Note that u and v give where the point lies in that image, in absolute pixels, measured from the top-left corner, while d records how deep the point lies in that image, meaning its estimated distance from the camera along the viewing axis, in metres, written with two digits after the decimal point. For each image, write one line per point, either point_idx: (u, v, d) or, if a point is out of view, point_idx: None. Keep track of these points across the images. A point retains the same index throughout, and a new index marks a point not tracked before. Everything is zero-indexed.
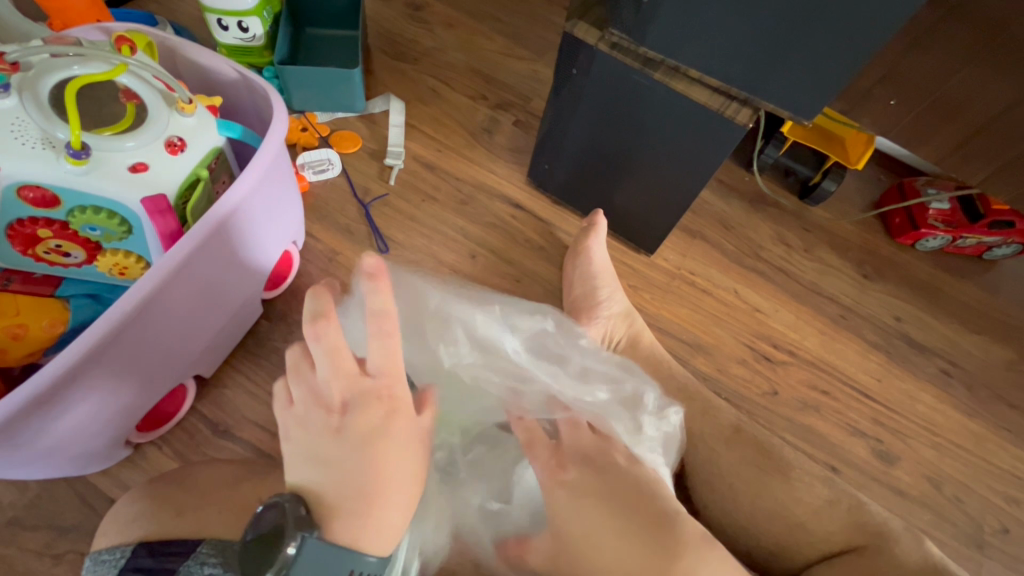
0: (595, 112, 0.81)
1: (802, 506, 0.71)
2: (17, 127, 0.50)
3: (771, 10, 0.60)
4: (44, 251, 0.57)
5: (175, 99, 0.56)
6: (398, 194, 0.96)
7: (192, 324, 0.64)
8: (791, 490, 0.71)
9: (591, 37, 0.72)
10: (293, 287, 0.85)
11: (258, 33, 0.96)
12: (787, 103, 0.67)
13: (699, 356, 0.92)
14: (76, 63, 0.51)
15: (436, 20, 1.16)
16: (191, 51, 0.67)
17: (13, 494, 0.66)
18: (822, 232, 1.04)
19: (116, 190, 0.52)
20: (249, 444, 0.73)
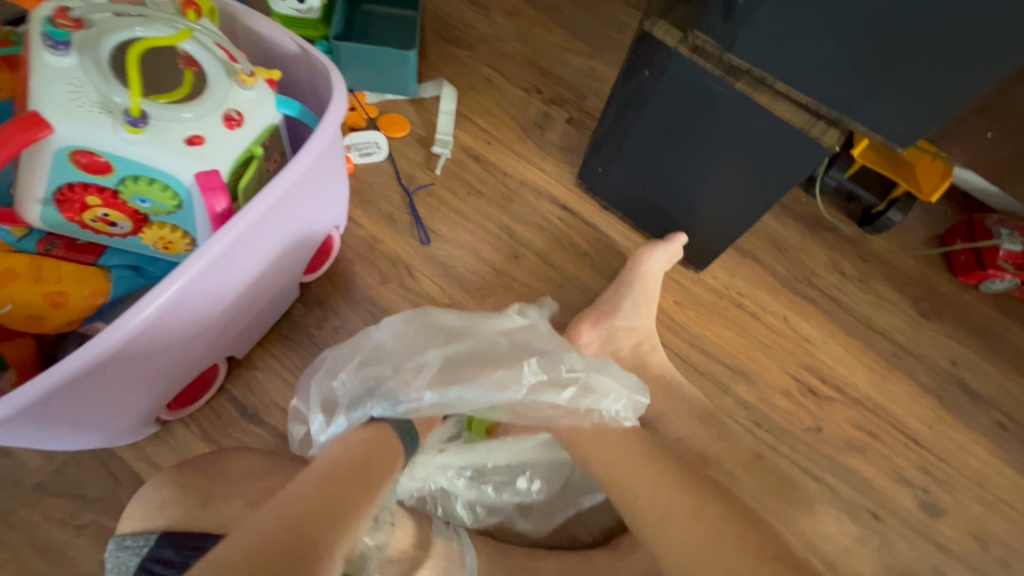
0: (661, 119, 0.76)
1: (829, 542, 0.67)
2: (75, 86, 0.46)
3: (886, 26, 0.54)
4: (91, 219, 0.53)
5: (235, 71, 0.54)
6: (443, 185, 0.93)
7: (232, 307, 0.62)
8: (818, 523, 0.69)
9: (671, 39, 0.67)
10: (331, 271, 0.82)
11: (315, 5, 0.92)
12: (881, 128, 0.62)
13: (742, 383, 0.87)
14: (140, 25, 0.48)
15: (494, 7, 1.12)
16: (252, 20, 0.64)
17: (40, 459, 0.65)
18: (880, 263, 0.99)
19: (170, 162, 0.49)
20: (276, 431, 0.71)
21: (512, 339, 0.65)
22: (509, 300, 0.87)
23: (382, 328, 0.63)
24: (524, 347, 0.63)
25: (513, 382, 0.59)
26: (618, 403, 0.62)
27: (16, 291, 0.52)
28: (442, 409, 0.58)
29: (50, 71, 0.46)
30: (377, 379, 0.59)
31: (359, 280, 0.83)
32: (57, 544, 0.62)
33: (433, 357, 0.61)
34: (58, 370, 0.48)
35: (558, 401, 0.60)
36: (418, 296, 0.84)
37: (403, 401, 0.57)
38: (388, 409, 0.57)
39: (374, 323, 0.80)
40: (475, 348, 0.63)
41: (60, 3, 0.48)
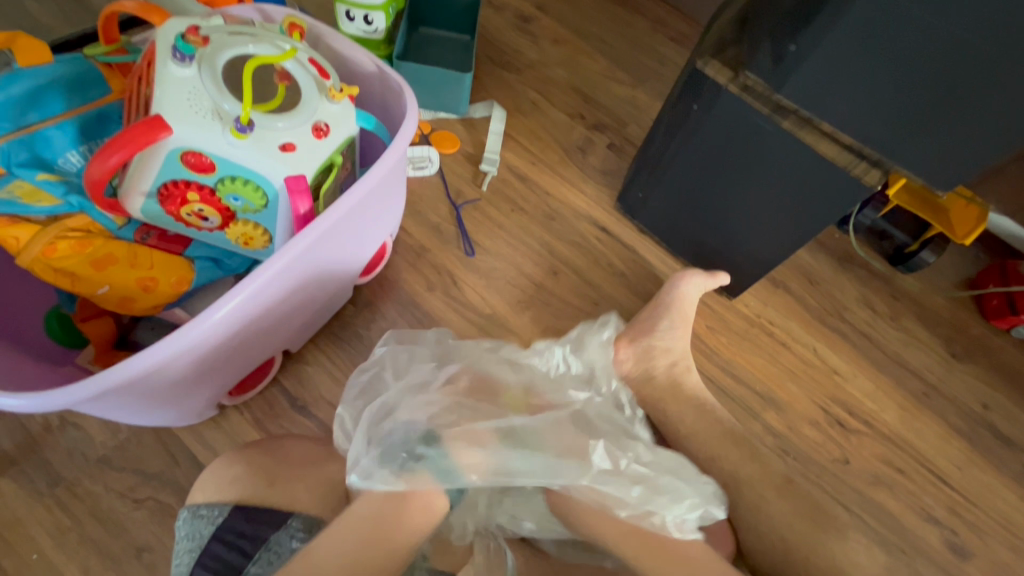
0: (706, 150, 0.80)
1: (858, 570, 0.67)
2: (192, 94, 0.52)
3: (935, 76, 0.58)
4: (187, 213, 0.58)
5: (326, 87, 0.59)
6: (489, 201, 0.97)
7: (296, 304, 0.66)
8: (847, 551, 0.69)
9: (723, 77, 0.71)
10: (380, 275, 0.87)
11: (381, 27, 0.98)
12: (923, 170, 0.65)
13: (771, 410, 0.89)
14: (251, 44, 0.55)
15: (543, 35, 1.18)
16: (335, 40, 0.69)
17: (105, 434, 0.69)
18: (912, 302, 1.00)
19: (265, 166, 0.54)
20: (323, 423, 0.74)
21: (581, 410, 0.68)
22: (546, 314, 0.90)
23: (452, 367, 0.66)
24: (593, 429, 0.64)
25: (580, 470, 0.59)
26: (685, 507, 0.62)
27: (114, 274, 0.57)
28: (499, 480, 0.57)
29: (172, 79, 0.52)
30: (441, 421, 0.59)
31: (406, 286, 0.87)
32: (116, 516, 0.65)
33: (502, 419, 0.61)
34: (148, 355, 0.52)
35: (620, 496, 0.60)
36: (461, 305, 0.88)
37: (462, 467, 0.57)
38: (442, 468, 0.57)
39: (418, 328, 0.84)
40: (546, 424, 0.62)
41: (184, 21, 0.54)
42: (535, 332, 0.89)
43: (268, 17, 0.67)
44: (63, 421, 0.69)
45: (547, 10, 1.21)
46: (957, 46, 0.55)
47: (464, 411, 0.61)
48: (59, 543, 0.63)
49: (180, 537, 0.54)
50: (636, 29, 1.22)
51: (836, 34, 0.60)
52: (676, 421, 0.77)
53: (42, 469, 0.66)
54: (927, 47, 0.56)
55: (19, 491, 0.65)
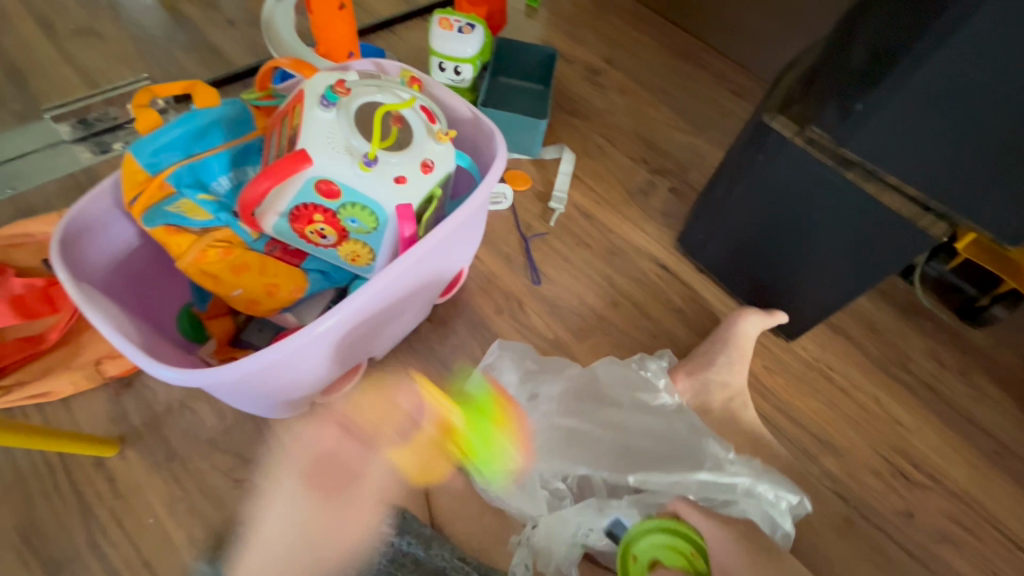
0: (769, 197, 0.84)
1: None
2: (330, 134, 0.63)
3: (1000, 136, 0.61)
4: (310, 231, 0.68)
5: (434, 130, 0.68)
6: (556, 235, 1.05)
7: (390, 315, 0.74)
8: None
9: (789, 130, 0.77)
10: (454, 297, 0.95)
11: (468, 77, 1.10)
12: (991, 224, 0.67)
13: (829, 455, 0.89)
14: (379, 93, 0.65)
15: (611, 86, 1.27)
16: (437, 89, 0.80)
17: (214, 419, 0.78)
18: (982, 357, 0.98)
19: (381, 194, 0.64)
20: (398, 428, 0.81)
21: (663, 426, 0.79)
22: (606, 343, 0.95)
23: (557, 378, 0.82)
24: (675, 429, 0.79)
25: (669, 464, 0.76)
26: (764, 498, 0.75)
27: (248, 280, 0.67)
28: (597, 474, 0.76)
29: (316, 121, 0.63)
30: (567, 471, 0.75)
31: (477, 308, 0.94)
32: (218, 492, 0.74)
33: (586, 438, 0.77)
34: (273, 349, 0.60)
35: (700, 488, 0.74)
36: (526, 329, 0.94)
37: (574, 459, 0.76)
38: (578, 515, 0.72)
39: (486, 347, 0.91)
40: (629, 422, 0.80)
41: (328, 75, 0.66)
42: (594, 360, 0.93)
43: (383, 69, 0.79)
44: (181, 404, 0.79)
45: (615, 64, 1.31)
46: (1021, 110, 0.59)
47: (581, 452, 0.77)
48: (171, 511, 0.72)
49: None
50: (699, 82, 1.29)
51: (901, 95, 0.64)
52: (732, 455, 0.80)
53: (161, 444, 0.76)
54: (991, 109, 0.60)
55: (142, 461, 0.75)
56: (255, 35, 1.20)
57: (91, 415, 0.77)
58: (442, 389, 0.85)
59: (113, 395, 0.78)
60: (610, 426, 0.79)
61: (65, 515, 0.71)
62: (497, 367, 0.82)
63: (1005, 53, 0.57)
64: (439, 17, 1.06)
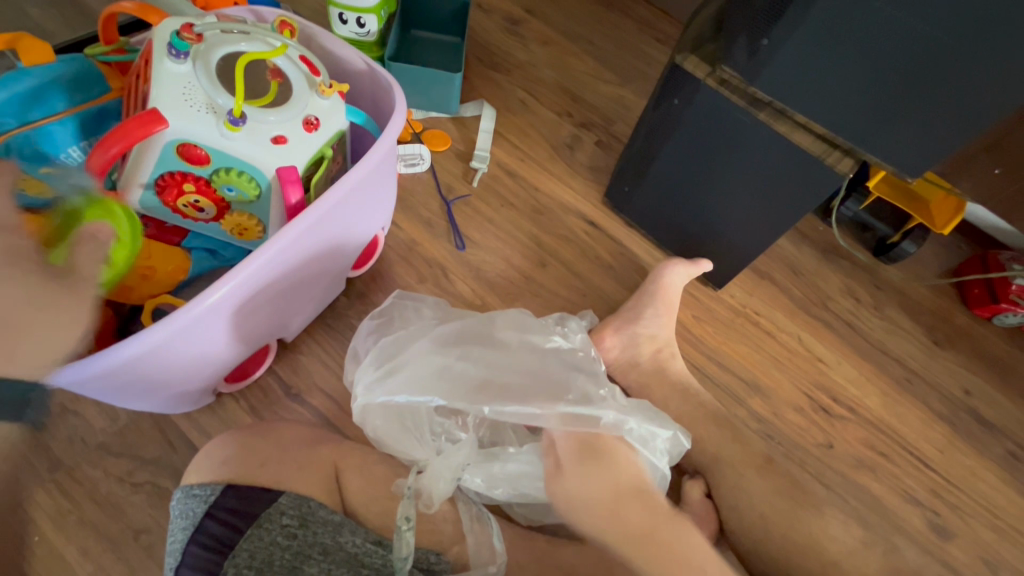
0: (686, 144, 0.83)
1: (838, 545, 0.69)
2: (188, 89, 0.55)
3: (901, 66, 0.60)
4: (184, 204, 0.60)
5: (316, 83, 0.61)
6: (479, 197, 1.00)
7: (290, 290, 0.68)
8: (828, 528, 0.71)
9: (700, 71, 0.74)
10: (373, 268, 0.89)
11: (373, 30, 1.01)
12: (895, 158, 0.68)
13: (756, 397, 0.91)
14: (244, 42, 0.57)
15: (532, 37, 1.21)
16: (327, 40, 0.72)
17: (105, 421, 0.71)
18: (894, 291, 1.03)
19: (258, 157, 0.57)
20: (317, 411, 0.77)
21: (548, 365, 0.69)
22: (536, 305, 0.92)
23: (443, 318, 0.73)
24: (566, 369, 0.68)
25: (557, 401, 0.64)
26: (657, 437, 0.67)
27: None
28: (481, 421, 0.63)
29: (168, 75, 0.54)
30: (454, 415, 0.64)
31: (398, 279, 0.89)
32: (115, 500, 0.67)
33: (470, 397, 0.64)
34: (143, 338, 0.54)
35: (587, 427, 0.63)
36: (452, 297, 0.90)
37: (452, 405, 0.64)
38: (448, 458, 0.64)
39: None
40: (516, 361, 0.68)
41: (181, 21, 0.57)
42: None
43: (260, 18, 0.70)
44: (64, 408, 0.70)
45: (536, 13, 1.24)
46: (918, 36, 0.58)
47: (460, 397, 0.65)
48: (59, 526, 0.65)
49: (175, 516, 0.56)
50: (623, 30, 1.25)
51: (805, 28, 0.63)
52: (663, 405, 0.80)
53: (41, 454, 0.68)
54: (890, 37, 0.59)
55: None
56: None
57: None
58: None
59: None
60: (487, 366, 0.67)
61: None
62: (380, 312, 0.74)
63: None
64: None
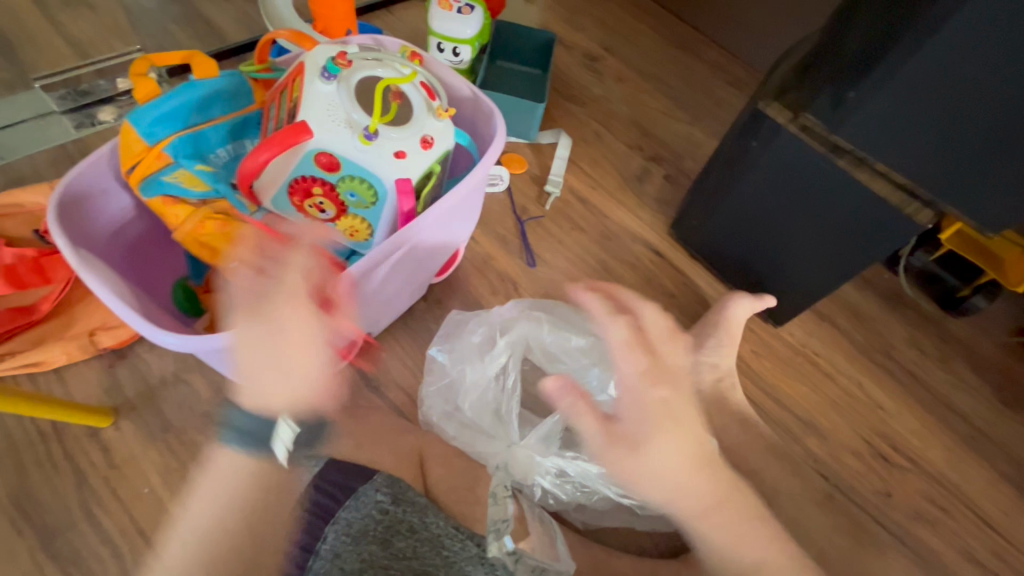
0: (760, 184, 0.86)
1: None
2: (331, 106, 0.63)
3: (987, 125, 0.63)
4: (309, 205, 0.68)
5: (434, 107, 0.69)
6: (551, 219, 1.05)
7: (388, 287, 0.75)
8: None
9: (783, 117, 0.78)
10: (450, 276, 0.95)
11: (467, 59, 1.10)
12: (976, 213, 0.70)
13: (813, 437, 0.91)
14: (379, 68, 0.66)
15: (608, 73, 1.28)
16: (438, 70, 0.80)
17: (210, 392, 0.78)
18: (960, 346, 1.01)
19: (381, 169, 0.64)
20: (393, 404, 0.83)
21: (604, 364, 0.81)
22: None
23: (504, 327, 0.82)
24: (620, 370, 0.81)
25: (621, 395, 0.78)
26: None
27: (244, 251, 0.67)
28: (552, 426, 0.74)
29: (317, 93, 0.63)
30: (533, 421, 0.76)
31: (472, 289, 0.95)
32: None
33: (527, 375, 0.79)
34: (275, 316, 0.61)
35: None
36: None
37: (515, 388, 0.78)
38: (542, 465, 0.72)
39: None
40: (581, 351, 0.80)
41: (329, 49, 0.66)
42: None
43: (382, 46, 0.79)
44: (177, 377, 0.78)
45: (612, 51, 1.31)
46: (1005, 98, 0.60)
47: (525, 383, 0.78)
48: (167, 482, 0.72)
49: None
50: (695, 72, 1.31)
51: (894, 83, 0.66)
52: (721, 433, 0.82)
53: (155, 415, 0.76)
54: (978, 97, 0.62)
55: (135, 433, 0.75)
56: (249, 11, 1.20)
57: (85, 385, 0.76)
58: None
59: (105, 366, 0.78)
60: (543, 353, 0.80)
61: (60, 482, 0.71)
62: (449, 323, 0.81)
63: (991, 43, 0.59)
64: None
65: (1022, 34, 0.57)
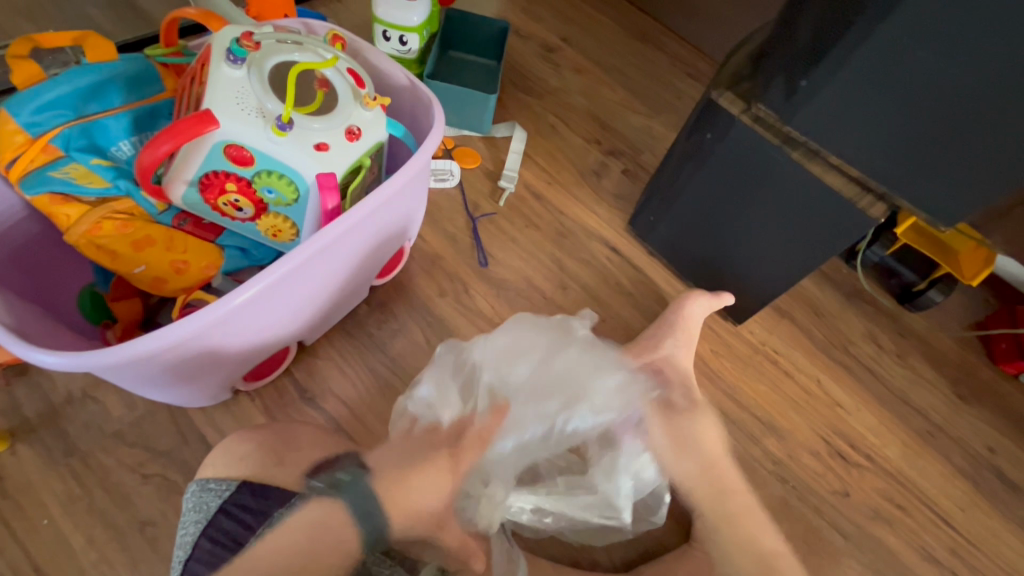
0: (715, 177, 0.83)
1: None
2: (241, 93, 0.57)
3: (937, 114, 0.61)
4: (223, 202, 0.61)
5: (361, 95, 0.63)
6: (504, 216, 1.01)
7: (318, 292, 0.69)
8: None
9: (736, 107, 0.75)
10: (396, 278, 0.90)
11: (415, 48, 1.04)
12: (927, 206, 0.68)
13: (771, 437, 0.89)
14: (298, 51, 0.60)
15: (566, 65, 1.24)
16: (373, 55, 0.74)
17: (122, 410, 0.71)
18: (918, 340, 1.01)
19: (299, 162, 0.58)
20: (330, 416, 0.77)
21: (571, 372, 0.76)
22: None
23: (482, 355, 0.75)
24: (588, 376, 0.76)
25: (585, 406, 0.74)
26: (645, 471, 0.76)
27: (151, 256, 0.61)
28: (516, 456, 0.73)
29: (225, 79, 0.56)
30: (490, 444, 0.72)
31: (419, 290, 0.90)
32: (125, 489, 0.67)
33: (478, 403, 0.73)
34: (177, 329, 0.55)
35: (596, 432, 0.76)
36: (471, 312, 0.90)
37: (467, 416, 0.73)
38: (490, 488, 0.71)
39: (429, 331, 0.86)
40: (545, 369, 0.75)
41: (241, 30, 0.60)
42: None
43: (311, 30, 0.73)
44: (84, 394, 0.71)
45: (571, 42, 1.27)
46: (958, 88, 0.58)
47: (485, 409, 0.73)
48: (69, 511, 0.65)
49: (188, 507, 0.58)
50: (655, 64, 1.27)
51: (847, 70, 0.63)
52: None
53: (58, 438, 0.69)
54: (931, 86, 0.59)
55: (36, 458, 0.67)
56: None
57: None
58: (379, 376, 0.81)
59: (3, 383, 0.70)
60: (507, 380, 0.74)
61: None
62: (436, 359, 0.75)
63: (944, 29, 0.56)
64: None
65: (977, 19, 0.54)
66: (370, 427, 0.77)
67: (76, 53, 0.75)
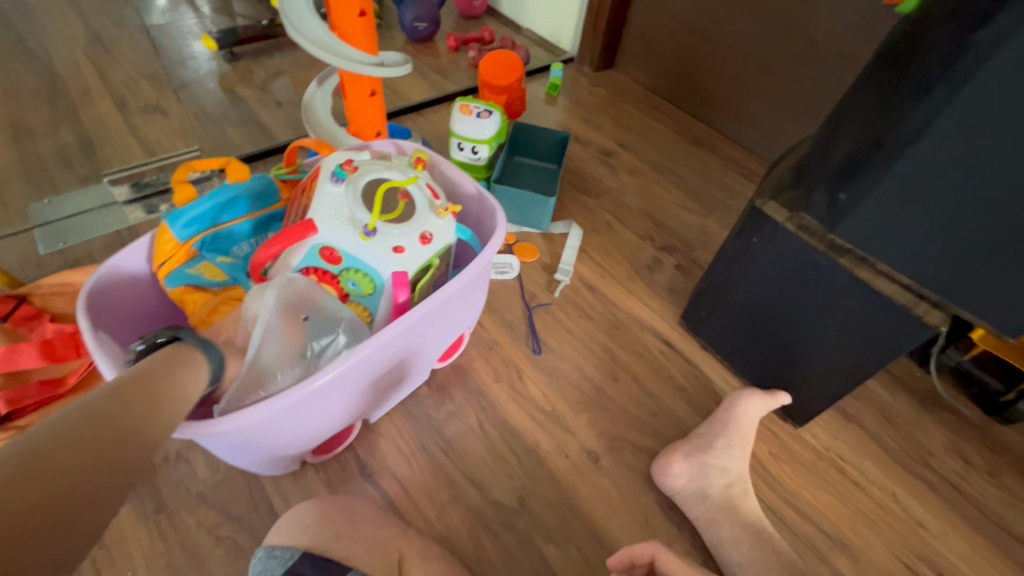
0: (767, 278, 0.85)
1: None
2: (337, 206, 0.69)
3: (984, 230, 0.61)
4: None
5: (435, 206, 0.73)
6: (559, 306, 1.07)
7: (382, 375, 0.75)
8: None
9: (780, 216, 0.78)
10: (455, 361, 0.96)
11: (484, 156, 1.19)
12: (987, 316, 0.67)
13: (842, 556, 0.82)
14: (386, 171, 0.72)
15: (621, 168, 1.34)
16: (447, 168, 0.86)
17: (207, 472, 0.80)
18: (1012, 457, 0.92)
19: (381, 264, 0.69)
20: (385, 494, 0.81)
21: None
22: (605, 419, 0.92)
23: None
24: None
25: None
26: None
27: None
28: None
29: (327, 195, 0.69)
30: None
31: (476, 374, 0.95)
32: (199, 550, 0.73)
33: None
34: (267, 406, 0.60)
35: None
36: (523, 398, 0.93)
37: None
38: None
39: (482, 415, 0.90)
40: None
41: (344, 155, 0.73)
42: (591, 435, 0.90)
43: (401, 149, 0.86)
44: (179, 455, 0.81)
45: (626, 147, 1.39)
46: (1004, 207, 0.59)
47: None
48: (150, 566, 0.72)
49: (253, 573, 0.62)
50: (709, 165, 1.35)
51: (885, 185, 0.65)
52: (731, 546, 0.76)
53: (153, 495, 0.77)
54: (972, 208, 0.61)
55: (131, 511, 0.75)
56: (297, 116, 1.35)
57: None
58: (434, 458, 0.85)
59: None
60: None
61: None
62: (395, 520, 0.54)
63: (975, 154, 0.58)
64: (461, 103, 1.16)
65: (1014, 147, 0.55)
66: (421, 509, 0.80)
67: (218, 177, 0.98)
